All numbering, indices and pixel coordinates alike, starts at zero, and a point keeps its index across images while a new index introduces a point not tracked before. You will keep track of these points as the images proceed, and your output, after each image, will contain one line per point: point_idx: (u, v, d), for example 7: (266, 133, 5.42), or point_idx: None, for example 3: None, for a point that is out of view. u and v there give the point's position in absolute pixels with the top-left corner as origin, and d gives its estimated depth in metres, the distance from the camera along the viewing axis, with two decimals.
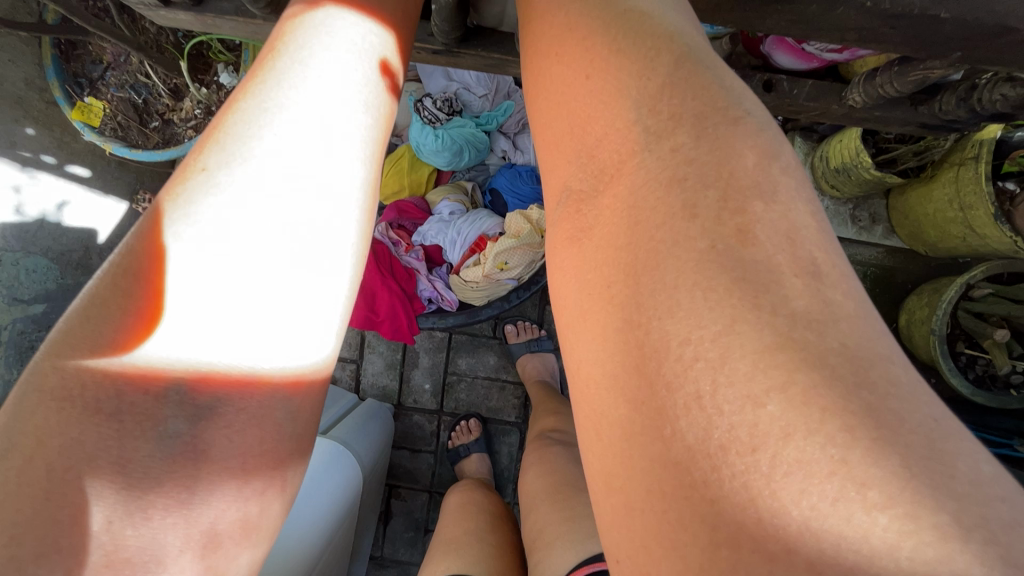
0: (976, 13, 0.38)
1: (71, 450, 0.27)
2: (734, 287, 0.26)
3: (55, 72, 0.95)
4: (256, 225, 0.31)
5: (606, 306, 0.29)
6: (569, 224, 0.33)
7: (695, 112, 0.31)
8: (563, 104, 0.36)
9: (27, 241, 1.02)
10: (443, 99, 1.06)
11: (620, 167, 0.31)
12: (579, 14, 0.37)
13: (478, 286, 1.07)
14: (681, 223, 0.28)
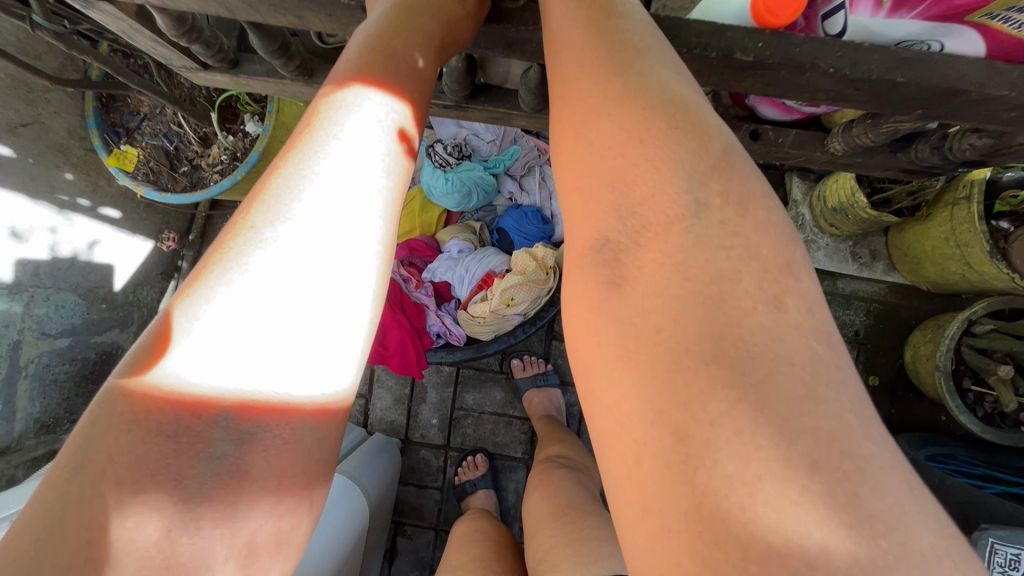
0: (931, 78, 0.41)
1: (137, 466, 0.31)
2: (772, 344, 0.30)
3: (95, 123, 1.01)
4: (293, 273, 0.35)
5: (648, 356, 0.32)
6: (601, 274, 0.36)
7: (729, 198, 0.36)
8: (602, 163, 0.39)
9: (59, 278, 1.06)
10: (453, 144, 1.13)
11: (670, 227, 0.35)
12: (620, 83, 0.40)
13: (485, 321, 1.11)
14: (728, 284, 0.32)
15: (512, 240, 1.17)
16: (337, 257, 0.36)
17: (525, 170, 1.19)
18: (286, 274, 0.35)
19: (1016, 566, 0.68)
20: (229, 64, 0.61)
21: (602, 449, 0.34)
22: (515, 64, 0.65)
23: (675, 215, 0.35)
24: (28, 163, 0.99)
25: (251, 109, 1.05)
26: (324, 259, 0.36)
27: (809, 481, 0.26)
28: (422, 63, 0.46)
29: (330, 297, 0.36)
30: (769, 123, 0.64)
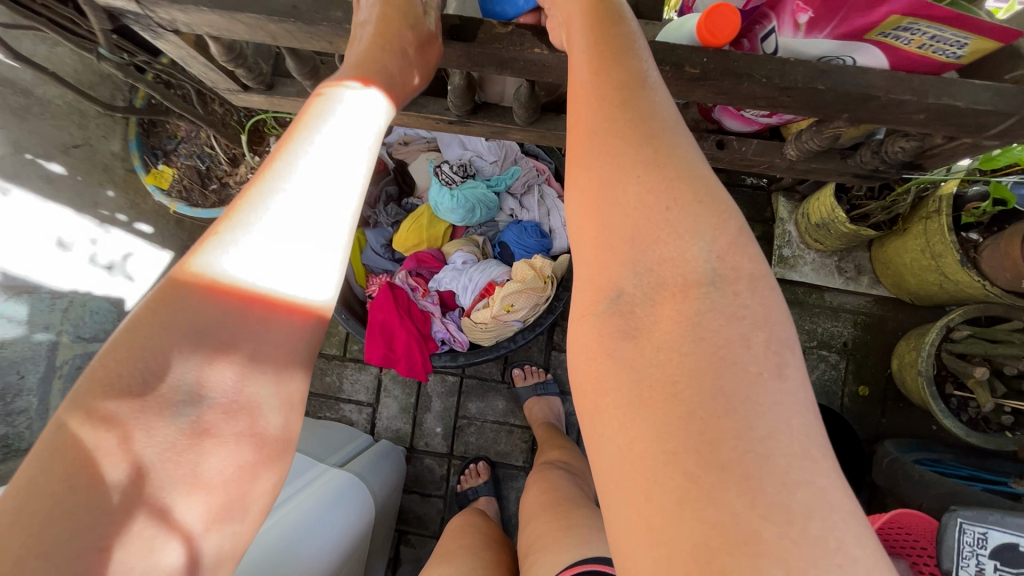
0: (847, 86, 0.48)
1: (111, 418, 0.39)
2: (774, 406, 0.37)
3: (137, 145, 1.14)
4: (296, 202, 0.46)
5: (670, 405, 0.38)
6: (618, 324, 0.42)
7: (736, 271, 0.42)
8: (625, 223, 0.44)
9: (91, 285, 1.14)
10: (459, 164, 1.23)
11: (689, 291, 0.41)
12: (650, 144, 0.45)
13: (487, 327, 1.19)
14: (739, 349, 0.39)
15: (513, 253, 1.26)
16: (337, 179, 0.48)
17: (524, 189, 1.28)
18: (296, 201, 0.46)
19: (984, 544, 0.72)
20: (266, 86, 0.71)
21: (610, 479, 0.39)
22: (509, 83, 0.75)
23: (693, 284, 0.41)
24: (77, 181, 1.10)
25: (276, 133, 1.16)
26: (320, 194, 0.47)
27: (805, 526, 0.33)
28: (408, 80, 0.61)
29: (325, 224, 0.47)
30: (732, 134, 0.72)
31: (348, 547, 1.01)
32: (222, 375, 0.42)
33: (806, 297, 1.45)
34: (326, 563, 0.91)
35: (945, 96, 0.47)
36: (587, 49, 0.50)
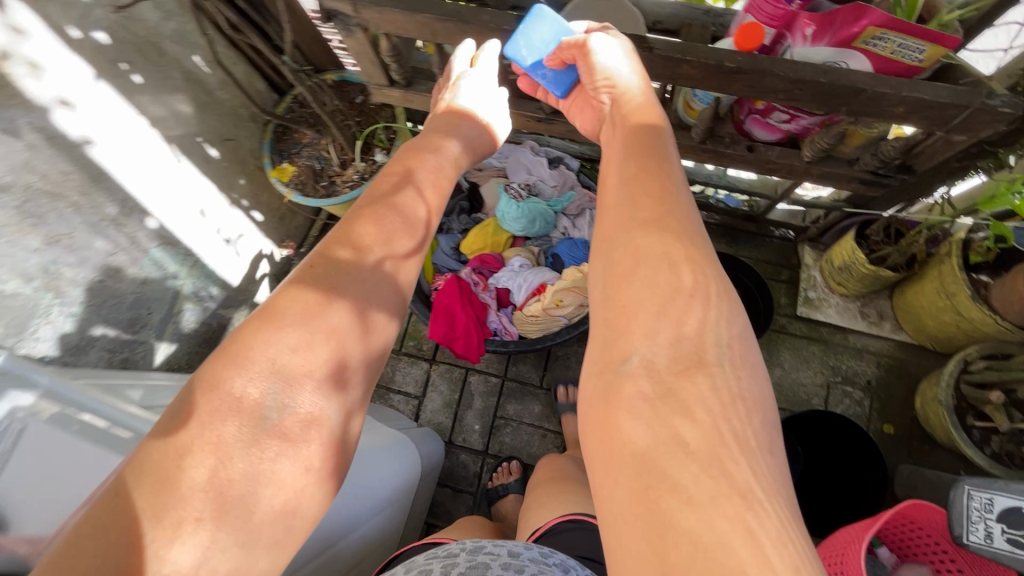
0: (842, 80, 0.67)
1: (209, 415, 0.48)
2: (760, 470, 0.45)
3: (270, 147, 1.44)
4: (489, 105, 0.91)
5: (676, 454, 0.45)
6: (639, 385, 0.49)
7: (733, 355, 0.51)
8: (649, 299, 0.53)
9: (209, 253, 1.37)
10: (524, 184, 1.48)
11: (705, 369, 0.49)
12: (677, 245, 0.56)
13: (537, 320, 1.36)
14: (739, 422, 0.47)
15: (564, 263, 1.44)
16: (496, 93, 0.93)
17: (577, 211, 1.49)
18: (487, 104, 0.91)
19: (990, 509, 0.79)
20: (406, 83, 0.99)
21: (616, 517, 0.45)
22: None
23: (704, 361, 0.49)
24: (223, 166, 1.37)
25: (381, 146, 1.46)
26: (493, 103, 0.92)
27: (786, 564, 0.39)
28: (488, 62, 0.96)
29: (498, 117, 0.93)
30: (760, 142, 0.91)
31: (395, 495, 1.10)
32: (300, 396, 0.51)
33: (829, 336, 1.56)
34: (378, 497, 1.01)
35: (914, 91, 0.66)
36: (628, 170, 0.63)
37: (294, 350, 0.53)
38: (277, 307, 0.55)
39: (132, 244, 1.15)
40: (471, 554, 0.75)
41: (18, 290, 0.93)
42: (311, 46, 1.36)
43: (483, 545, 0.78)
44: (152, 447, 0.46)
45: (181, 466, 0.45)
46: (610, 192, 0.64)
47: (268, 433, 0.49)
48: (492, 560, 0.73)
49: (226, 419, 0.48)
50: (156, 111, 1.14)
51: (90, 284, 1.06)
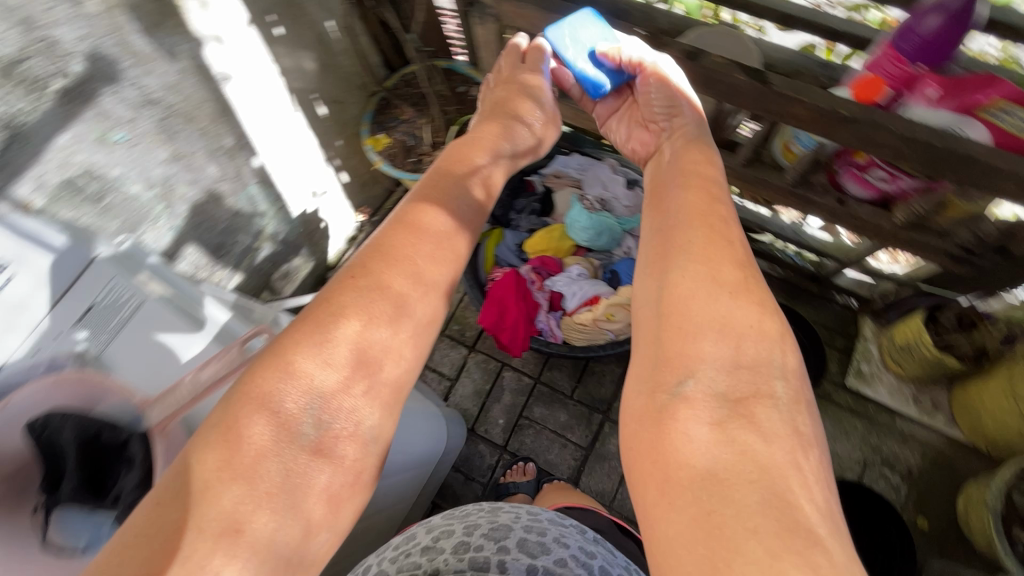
0: (957, 148, 0.68)
1: (247, 429, 0.49)
2: (818, 497, 0.46)
3: (370, 117, 1.53)
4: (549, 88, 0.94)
5: (738, 476, 0.46)
6: (693, 410, 0.52)
7: (786, 383, 0.53)
8: (709, 324, 0.55)
9: (295, 201, 1.46)
10: (597, 199, 1.54)
11: (758, 396, 0.51)
12: (735, 276, 0.59)
13: (584, 330, 1.40)
14: (793, 448, 0.49)
15: (621, 280, 1.47)
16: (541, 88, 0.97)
17: None
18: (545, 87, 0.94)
19: None
20: None
21: (676, 544, 0.46)
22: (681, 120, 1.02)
23: (762, 390, 0.52)
24: (328, 124, 1.46)
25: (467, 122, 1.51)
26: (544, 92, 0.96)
27: None
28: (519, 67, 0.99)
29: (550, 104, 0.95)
30: (852, 197, 0.92)
31: (417, 462, 1.14)
32: (338, 410, 0.53)
33: (876, 414, 1.51)
34: (405, 458, 1.05)
35: None
36: (692, 199, 0.67)
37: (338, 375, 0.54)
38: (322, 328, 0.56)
39: (237, 177, 1.25)
40: (491, 515, 0.84)
41: (140, 194, 1.04)
42: (432, 32, 1.45)
43: (501, 506, 0.88)
44: (197, 455, 0.48)
45: (220, 479, 0.46)
46: (666, 214, 0.67)
47: (304, 447, 0.50)
48: (512, 524, 0.82)
49: (264, 445, 0.49)
50: (286, 63, 1.25)
51: (195, 204, 1.17)
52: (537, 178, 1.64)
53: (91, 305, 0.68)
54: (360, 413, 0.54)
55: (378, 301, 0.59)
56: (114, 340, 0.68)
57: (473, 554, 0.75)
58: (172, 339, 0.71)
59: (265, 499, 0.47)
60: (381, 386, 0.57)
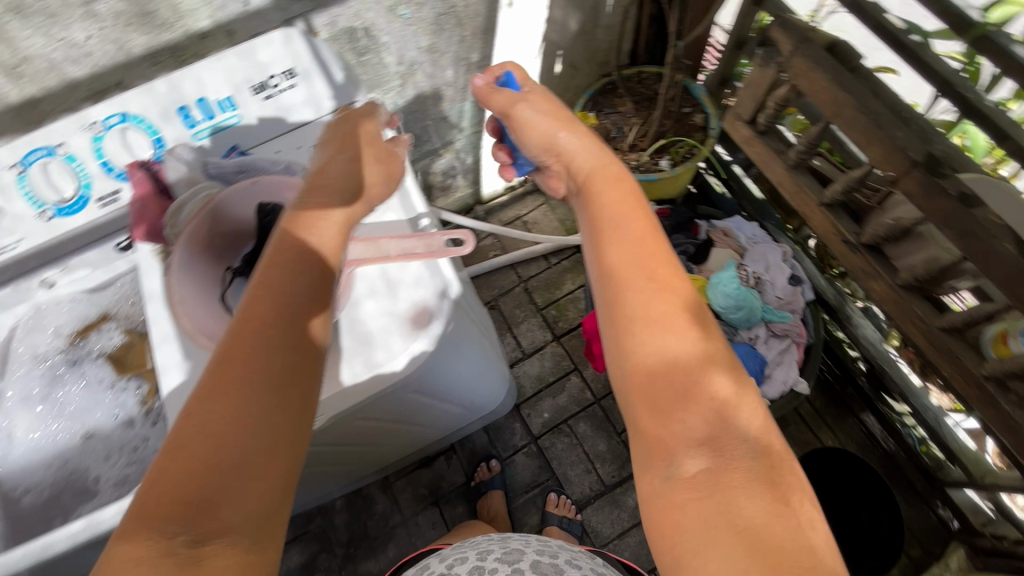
0: None
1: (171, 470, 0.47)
2: (810, 525, 0.50)
3: (591, 93, 1.57)
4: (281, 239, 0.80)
5: (739, 534, 0.48)
6: (684, 482, 0.54)
7: (745, 395, 0.59)
8: (675, 399, 0.58)
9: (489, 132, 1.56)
10: (753, 276, 1.48)
11: (730, 447, 0.55)
12: (679, 346, 0.60)
13: None
14: (773, 487, 0.52)
15: None
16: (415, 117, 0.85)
17: (780, 332, 1.45)
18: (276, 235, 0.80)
19: None
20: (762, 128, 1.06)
21: None
22: (899, 254, 0.93)
23: (731, 439, 0.55)
24: (554, 82, 1.52)
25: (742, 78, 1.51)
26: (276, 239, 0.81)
27: None
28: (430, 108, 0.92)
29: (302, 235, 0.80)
30: None
31: (469, 405, 1.21)
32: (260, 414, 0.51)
33: None
34: (467, 399, 1.12)
35: None
36: (640, 269, 0.66)
37: (277, 337, 0.54)
38: (261, 305, 0.56)
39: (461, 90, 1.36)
40: (503, 545, 0.96)
41: (390, 65, 1.17)
42: (694, 48, 1.43)
43: (507, 539, 1.00)
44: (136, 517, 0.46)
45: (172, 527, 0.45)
46: (616, 249, 0.68)
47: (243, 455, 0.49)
48: (523, 548, 0.94)
49: (210, 472, 0.48)
50: (557, 15, 1.30)
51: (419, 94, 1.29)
52: (705, 226, 1.62)
53: None
54: (281, 389, 0.53)
55: (320, 207, 0.64)
56: None
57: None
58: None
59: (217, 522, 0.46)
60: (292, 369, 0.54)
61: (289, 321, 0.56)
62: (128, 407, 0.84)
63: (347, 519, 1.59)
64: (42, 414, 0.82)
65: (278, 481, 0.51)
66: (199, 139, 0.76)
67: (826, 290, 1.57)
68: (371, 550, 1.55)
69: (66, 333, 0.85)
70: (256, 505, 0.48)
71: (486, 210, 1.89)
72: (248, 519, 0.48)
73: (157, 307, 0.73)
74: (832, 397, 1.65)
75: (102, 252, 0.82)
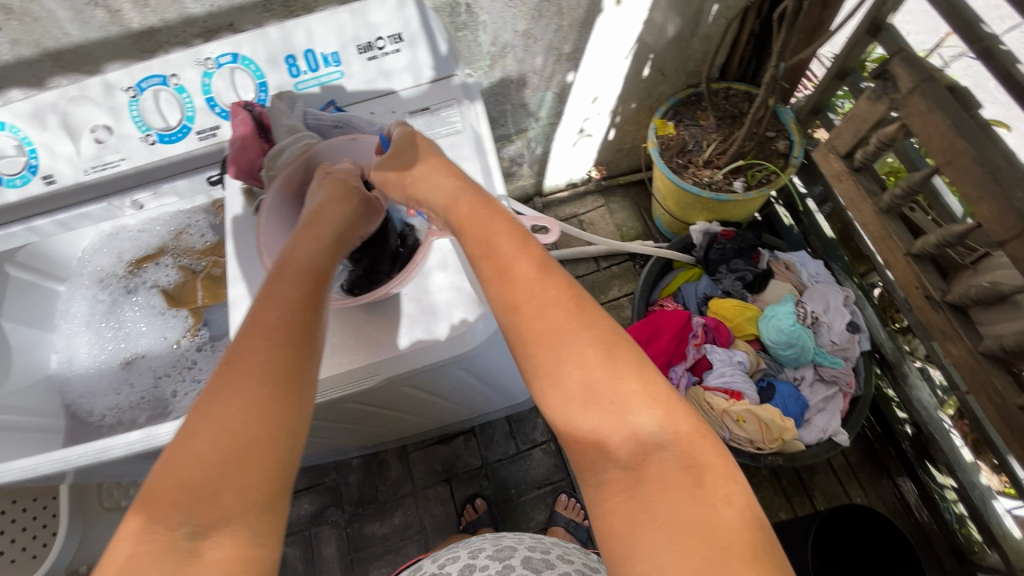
0: None
1: (179, 462, 0.49)
2: (732, 509, 0.48)
3: (674, 102, 1.54)
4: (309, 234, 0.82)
5: (656, 522, 0.48)
6: (614, 490, 0.51)
7: (653, 392, 0.53)
8: (590, 413, 0.53)
9: (563, 125, 1.56)
10: (811, 315, 1.41)
11: (648, 450, 0.51)
12: (582, 360, 0.54)
13: (707, 408, 1.35)
14: (693, 480, 0.49)
15: (772, 398, 1.37)
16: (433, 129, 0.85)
17: (828, 378, 1.39)
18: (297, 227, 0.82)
19: None
20: (856, 165, 1.03)
21: None
22: (985, 319, 0.88)
23: (647, 440, 0.52)
24: (638, 86, 1.50)
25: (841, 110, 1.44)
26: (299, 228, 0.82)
27: None
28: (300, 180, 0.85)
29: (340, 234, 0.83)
30: None
31: (502, 392, 1.22)
32: (258, 415, 0.52)
33: None
34: (501, 386, 1.13)
35: None
36: (531, 300, 0.57)
37: (274, 336, 0.57)
38: (258, 319, 0.58)
39: (546, 80, 1.35)
40: (495, 542, 0.96)
41: (484, 44, 1.17)
42: (793, 71, 1.37)
43: (503, 536, 1.00)
44: (144, 511, 0.47)
45: (176, 519, 0.47)
46: (504, 269, 0.60)
47: (241, 452, 0.50)
48: (515, 545, 0.94)
49: (208, 468, 0.49)
50: (657, 18, 1.27)
51: (504, 77, 1.30)
52: (767, 255, 1.56)
53: (426, 107, 0.80)
54: (268, 388, 0.54)
55: (319, 231, 0.70)
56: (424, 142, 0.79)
57: (479, 574, 0.86)
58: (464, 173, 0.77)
59: (222, 514, 0.48)
60: (275, 371, 0.55)
61: (283, 322, 0.59)
62: (177, 332, 1.00)
63: (360, 478, 1.63)
64: (104, 332, 1.00)
65: (271, 475, 0.51)
66: (300, 89, 0.79)
67: (886, 343, 1.50)
68: (378, 512, 1.59)
69: (122, 262, 1.01)
70: (252, 494, 0.49)
71: (545, 203, 1.89)
72: (248, 508, 0.49)
73: (243, 244, 0.76)
74: (870, 455, 1.57)
75: (193, 182, 0.86)
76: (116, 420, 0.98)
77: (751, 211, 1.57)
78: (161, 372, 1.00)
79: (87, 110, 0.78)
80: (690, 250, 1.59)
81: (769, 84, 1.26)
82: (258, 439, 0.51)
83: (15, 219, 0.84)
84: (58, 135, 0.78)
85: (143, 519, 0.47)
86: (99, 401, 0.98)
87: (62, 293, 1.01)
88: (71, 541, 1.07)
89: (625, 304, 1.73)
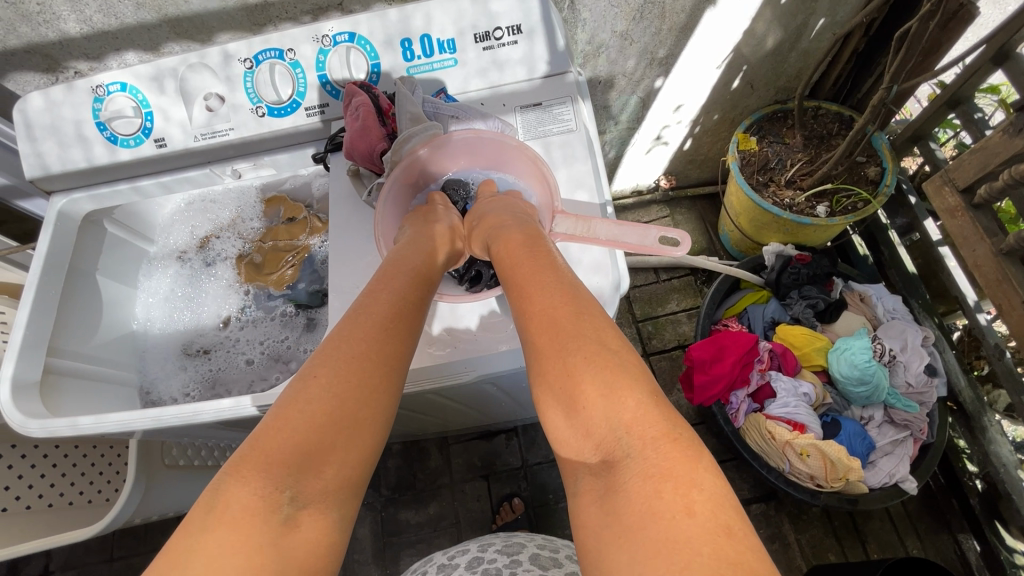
0: None
1: (295, 424, 0.49)
2: (697, 515, 0.43)
3: (759, 117, 1.47)
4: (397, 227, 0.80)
5: (621, 532, 0.45)
6: (592, 495, 0.49)
7: (626, 392, 0.51)
8: (573, 417, 0.52)
9: (641, 131, 1.52)
10: (888, 353, 1.34)
11: (616, 455, 0.49)
12: (566, 362, 0.55)
13: (768, 439, 1.29)
14: (656, 486, 0.45)
15: (837, 435, 1.31)
16: None
17: (900, 422, 1.32)
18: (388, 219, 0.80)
19: None
20: (973, 203, 1.00)
21: None
22: None
23: (615, 445, 0.49)
24: (724, 97, 1.45)
25: (943, 141, 1.36)
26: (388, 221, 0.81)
27: None
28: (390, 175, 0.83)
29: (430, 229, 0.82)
30: None
31: None
32: (359, 399, 0.52)
33: None
34: None
35: None
36: (535, 305, 0.60)
37: (383, 327, 0.58)
38: (363, 312, 0.60)
39: (634, 83, 1.32)
40: (503, 537, 0.93)
41: (580, 41, 1.14)
42: (898, 95, 1.30)
43: (512, 532, 0.98)
44: (252, 468, 0.46)
45: (287, 481, 0.46)
46: (526, 277, 0.63)
47: (343, 431, 0.50)
48: (524, 542, 0.91)
49: (306, 438, 0.49)
50: (758, 30, 1.22)
51: (593, 78, 1.27)
52: (841, 284, 1.49)
53: (538, 102, 0.78)
54: (371, 376, 0.54)
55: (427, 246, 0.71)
56: (535, 138, 0.77)
57: (489, 567, 0.85)
58: (576, 174, 0.75)
59: (324, 486, 0.48)
60: (381, 356, 0.56)
61: (390, 316, 0.60)
62: (233, 309, 1.02)
63: (399, 464, 1.63)
64: (178, 305, 1.01)
65: (363, 460, 0.51)
66: (414, 73, 0.78)
67: (964, 391, 1.40)
68: (415, 500, 1.59)
69: (195, 238, 1.04)
70: (350, 473, 0.50)
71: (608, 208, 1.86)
72: (339, 489, 0.49)
73: (348, 229, 0.77)
74: (931, 506, 1.48)
75: (292, 156, 0.87)
76: (198, 391, 0.98)
77: (830, 237, 1.50)
78: (238, 343, 1.00)
79: (203, 77, 0.79)
80: (760, 271, 1.52)
81: (873, 110, 1.19)
82: (365, 417, 0.52)
83: (122, 177, 0.86)
84: (174, 100, 0.80)
85: (250, 471, 0.46)
86: (174, 381, 0.98)
87: (150, 253, 1.03)
88: (136, 494, 1.10)
89: (683, 319, 1.69)
